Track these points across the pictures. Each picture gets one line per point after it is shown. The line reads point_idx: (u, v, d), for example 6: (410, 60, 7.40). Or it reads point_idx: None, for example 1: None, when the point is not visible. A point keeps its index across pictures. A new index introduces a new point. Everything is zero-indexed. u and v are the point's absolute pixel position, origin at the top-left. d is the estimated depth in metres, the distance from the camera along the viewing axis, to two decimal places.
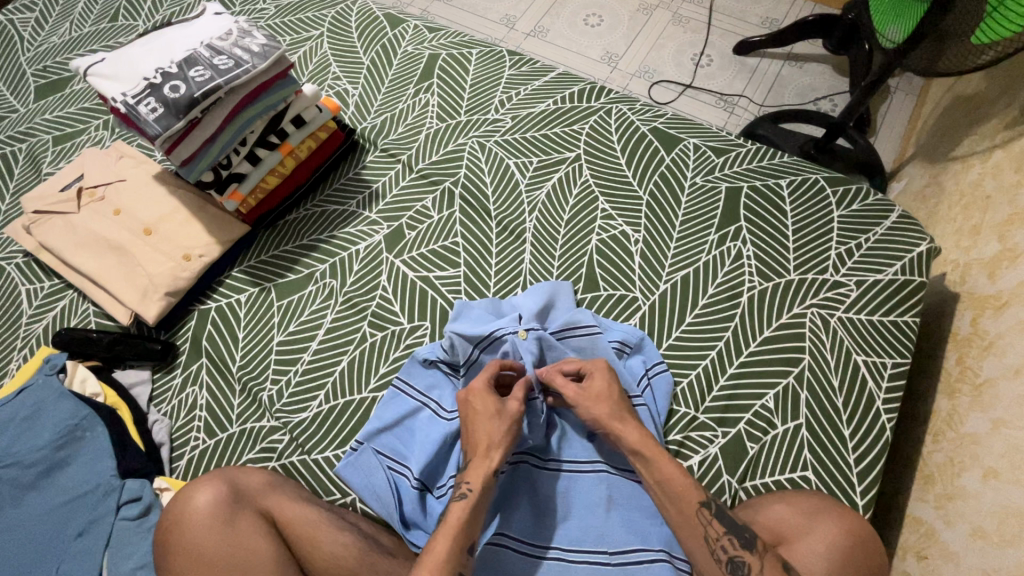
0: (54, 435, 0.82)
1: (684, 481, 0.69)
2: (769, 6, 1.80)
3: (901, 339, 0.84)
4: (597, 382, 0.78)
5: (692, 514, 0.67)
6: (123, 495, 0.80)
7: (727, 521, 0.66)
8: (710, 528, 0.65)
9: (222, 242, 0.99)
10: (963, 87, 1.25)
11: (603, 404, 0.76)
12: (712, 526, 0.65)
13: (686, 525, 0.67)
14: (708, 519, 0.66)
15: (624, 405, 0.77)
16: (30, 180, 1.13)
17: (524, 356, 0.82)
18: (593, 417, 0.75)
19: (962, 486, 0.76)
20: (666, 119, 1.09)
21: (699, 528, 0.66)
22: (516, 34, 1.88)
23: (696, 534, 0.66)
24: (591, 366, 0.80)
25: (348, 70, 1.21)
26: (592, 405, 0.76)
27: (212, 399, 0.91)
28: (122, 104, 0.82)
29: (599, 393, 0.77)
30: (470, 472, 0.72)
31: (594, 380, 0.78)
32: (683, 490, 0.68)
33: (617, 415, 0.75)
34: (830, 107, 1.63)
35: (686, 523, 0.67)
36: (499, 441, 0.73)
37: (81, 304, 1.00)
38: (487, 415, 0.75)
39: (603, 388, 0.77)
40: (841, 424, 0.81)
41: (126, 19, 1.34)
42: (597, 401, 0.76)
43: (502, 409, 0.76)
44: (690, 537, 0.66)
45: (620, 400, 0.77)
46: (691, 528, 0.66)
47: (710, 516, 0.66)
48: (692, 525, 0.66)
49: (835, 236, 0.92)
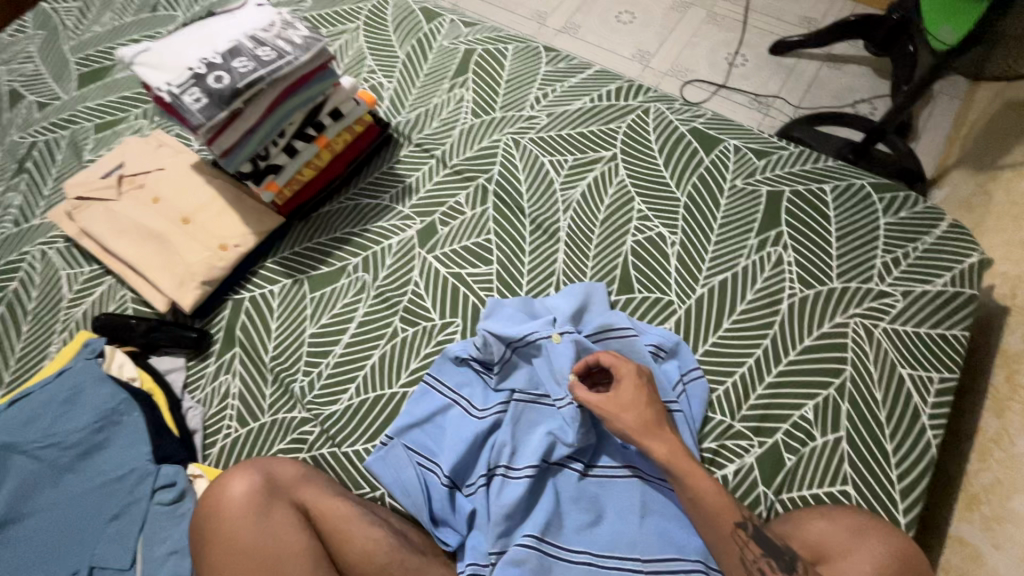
0: (93, 418, 0.84)
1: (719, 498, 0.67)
2: (808, 6, 1.76)
3: (949, 353, 0.81)
4: (624, 389, 0.74)
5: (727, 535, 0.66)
6: (158, 479, 0.81)
7: (765, 541, 0.66)
8: (746, 549, 0.65)
9: (257, 233, 0.99)
10: (1015, 91, 1.20)
11: (632, 413, 0.73)
12: (748, 548, 0.65)
13: (723, 548, 0.66)
14: (744, 540, 0.65)
15: (652, 413, 0.73)
16: (71, 166, 1.15)
17: (558, 358, 0.80)
18: (621, 426, 0.72)
19: (1013, 508, 0.73)
20: (706, 120, 1.06)
21: (735, 548, 0.65)
22: (548, 30, 1.86)
23: (732, 553, 0.65)
24: (621, 370, 0.76)
25: (384, 64, 1.21)
26: (621, 412, 0.73)
27: (245, 388, 0.92)
28: (167, 93, 0.82)
29: (627, 396, 0.74)
30: None
31: (623, 386, 0.75)
32: (719, 508, 0.67)
33: (648, 426, 0.72)
34: (870, 110, 1.59)
35: (723, 542, 0.66)
36: None
37: (118, 290, 1.01)
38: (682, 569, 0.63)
39: (630, 396, 0.74)
40: (884, 438, 0.78)
41: (166, 9, 1.36)
42: (624, 411, 0.73)
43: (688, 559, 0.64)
44: (726, 556, 0.66)
45: (650, 406, 0.73)
46: (727, 548, 0.65)
47: (746, 536, 0.66)
48: (728, 546, 0.65)
49: (881, 244, 0.90)
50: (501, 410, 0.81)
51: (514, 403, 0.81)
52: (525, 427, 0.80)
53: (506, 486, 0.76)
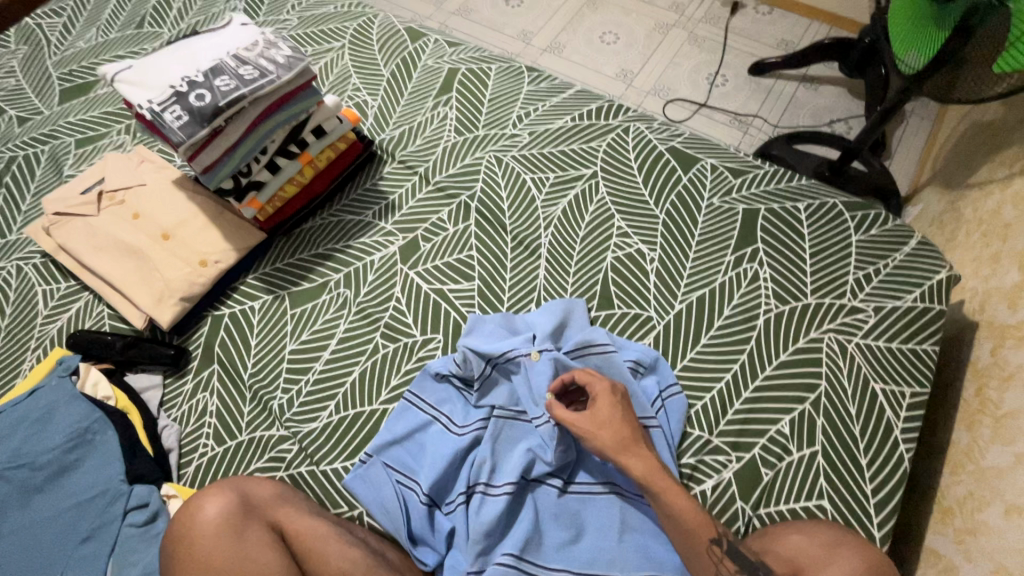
0: (65, 437, 0.84)
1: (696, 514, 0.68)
2: (784, 28, 1.81)
3: (920, 368, 0.83)
4: (600, 406, 0.75)
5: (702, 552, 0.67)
6: (131, 500, 0.80)
7: (740, 557, 0.66)
8: (722, 566, 0.66)
9: (238, 250, 0.99)
10: (981, 113, 1.25)
11: (608, 430, 0.73)
12: (723, 564, 0.66)
13: (698, 564, 0.67)
14: (720, 556, 0.66)
15: (626, 430, 0.73)
16: (51, 182, 1.14)
17: (539, 376, 0.81)
18: (596, 443, 0.73)
19: (984, 521, 0.74)
20: (684, 139, 1.09)
21: (710, 565, 0.66)
22: (533, 49, 1.90)
23: (707, 569, 0.66)
24: (596, 388, 0.76)
25: (369, 82, 1.23)
26: (598, 430, 0.73)
27: (222, 405, 0.90)
28: (147, 111, 0.82)
29: (604, 412, 0.74)
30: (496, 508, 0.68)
31: (598, 404, 0.75)
32: (696, 525, 0.67)
33: (625, 442, 0.72)
34: (845, 129, 1.63)
35: (698, 560, 0.66)
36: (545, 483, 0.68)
37: (95, 306, 1.00)
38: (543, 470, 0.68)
39: (607, 413, 0.74)
40: (858, 452, 0.79)
41: (152, 26, 1.38)
42: (601, 428, 0.73)
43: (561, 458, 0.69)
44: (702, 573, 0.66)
45: (626, 423, 0.74)
46: (703, 565, 0.66)
47: (721, 552, 0.66)
48: (703, 562, 0.66)
49: (853, 260, 0.92)
50: (481, 427, 0.81)
51: (494, 420, 0.80)
52: (505, 445, 0.80)
53: (485, 504, 0.75)
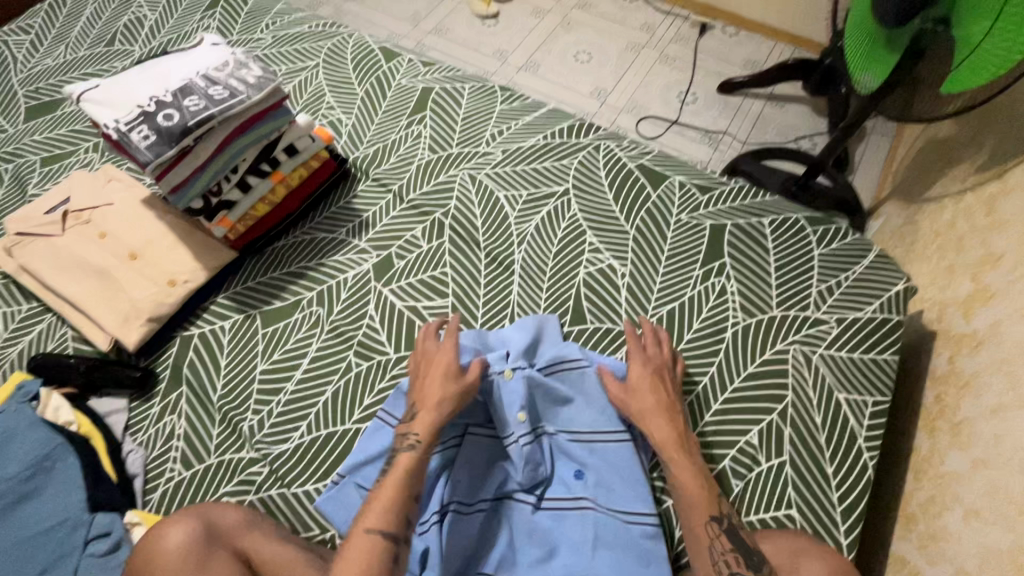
0: (23, 465, 0.81)
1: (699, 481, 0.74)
2: (750, 49, 1.88)
3: (880, 378, 0.86)
4: (636, 376, 0.83)
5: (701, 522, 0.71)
6: (92, 529, 0.77)
7: (736, 539, 0.69)
8: (717, 541, 0.69)
9: (208, 268, 0.98)
10: (934, 131, 1.31)
11: (640, 396, 0.81)
12: (718, 540, 0.69)
13: (694, 535, 0.71)
14: (716, 532, 0.70)
15: (656, 401, 0.80)
16: (14, 201, 1.12)
17: (512, 393, 0.80)
18: (625, 407, 0.81)
19: (944, 525, 0.77)
20: (653, 157, 1.12)
21: (706, 538, 0.70)
22: (508, 67, 1.94)
23: (702, 542, 0.70)
24: (633, 360, 0.84)
25: (343, 100, 1.24)
26: (633, 396, 0.81)
27: (190, 428, 0.88)
28: (114, 131, 0.81)
29: (445, 383, 0.79)
30: (416, 422, 0.77)
31: (633, 373, 0.83)
32: (700, 496, 0.73)
33: (659, 407, 0.80)
34: (810, 146, 1.69)
35: (697, 533, 0.70)
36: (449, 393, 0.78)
37: (58, 328, 0.97)
38: (442, 375, 0.80)
39: (444, 364, 0.81)
40: (824, 462, 0.81)
41: (123, 44, 1.37)
42: (635, 394, 0.81)
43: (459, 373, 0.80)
44: (696, 546, 0.70)
45: (659, 394, 0.81)
46: (699, 537, 0.70)
47: (719, 530, 0.70)
48: (699, 534, 0.70)
49: (815, 273, 0.95)
50: (454, 445, 0.80)
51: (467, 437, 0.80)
52: (479, 463, 0.80)
53: (460, 522, 0.76)
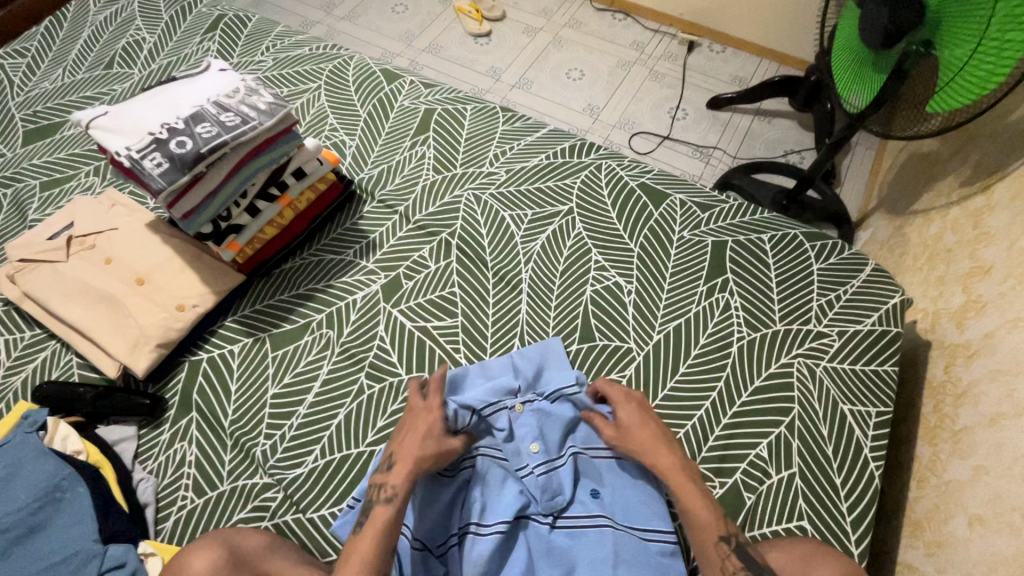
0: (32, 497, 0.80)
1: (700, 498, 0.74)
2: (737, 66, 1.94)
3: (882, 388, 0.89)
4: (623, 412, 0.83)
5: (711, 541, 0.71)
6: (105, 561, 0.75)
7: (747, 558, 0.69)
8: (728, 561, 0.69)
9: (215, 292, 0.98)
10: (918, 145, 1.36)
11: (633, 432, 0.81)
12: (729, 560, 0.69)
13: (705, 558, 0.71)
14: (726, 553, 0.70)
15: (653, 429, 0.81)
16: (14, 226, 1.11)
17: (523, 426, 0.83)
18: (622, 444, 0.81)
19: (950, 532, 0.79)
20: (653, 175, 1.15)
21: (716, 559, 0.70)
22: (501, 85, 1.97)
23: (714, 563, 0.70)
24: (616, 396, 0.85)
25: (346, 122, 1.25)
26: (627, 431, 0.81)
27: (202, 455, 0.88)
28: (126, 158, 0.81)
29: (422, 433, 0.79)
30: (393, 477, 0.75)
31: (621, 409, 0.83)
32: (707, 520, 0.72)
33: (651, 439, 0.80)
34: (798, 160, 1.74)
35: (706, 554, 0.70)
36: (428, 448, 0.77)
37: (63, 355, 0.96)
38: (424, 428, 0.79)
39: (426, 416, 0.81)
40: (833, 472, 0.83)
41: (122, 67, 1.37)
42: (627, 430, 0.81)
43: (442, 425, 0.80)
44: (708, 568, 0.70)
45: (650, 426, 0.81)
46: (710, 559, 0.70)
47: (728, 550, 0.70)
48: (710, 556, 0.70)
49: (816, 288, 0.98)
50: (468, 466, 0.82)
51: (479, 458, 0.82)
52: (494, 482, 0.80)
53: (477, 543, 0.75)
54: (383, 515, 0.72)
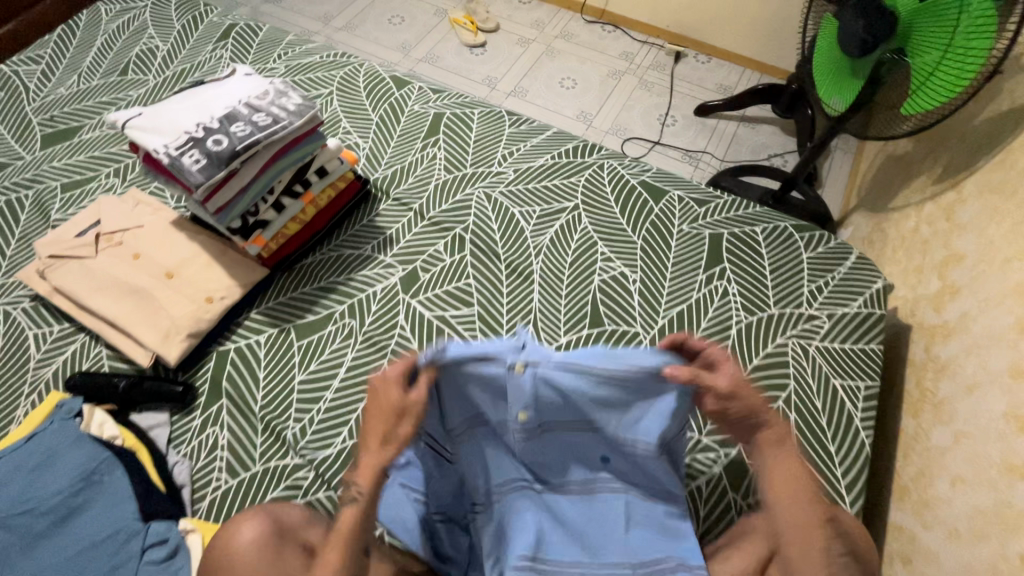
0: (73, 479, 0.83)
1: (795, 480, 0.70)
2: (722, 75, 2.04)
3: (869, 364, 0.96)
4: (725, 370, 0.70)
5: (817, 531, 0.68)
6: (148, 537, 0.79)
7: (843, 538, 0.70)
8: (830, 545, 0.68)
9: (241, 285, 1.02)
10: (893, 148, 1.46)
11: (741, 397, 0.69)
12: (832, 544, 0.68)
13: (807, 539, 0.68)
14: (831, 535, 0.68)
15: (759, 393, 0.71)
16: (37, 225, 1.14)
17: (519, 395, 0.69)
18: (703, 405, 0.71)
19: (935, 494, 0.86)
20: (652, 174, 1.22)
21: (820, 542, 0.67)
22: (498, 93, 2.04)
23: (817, 546, 0.67)
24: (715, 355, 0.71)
25: (358, 125, 1.31)
26: (735, 397, 0.69)
27: (234, 438, 0.92)
28: (164, 155, 0.86)
29: (387, 417, 0.69)
30: (360, 473, 0.70)
31: (723, 371, 0.70)
32: (811, 497, 0.70)
33: (761, 405, 0.70)
34: (782, 163, 1.84)
35: (813, 536, 0.67)
36: (396, 439, 0.70)
37: (93, 347, 0.99)
38: (389, 413, 0.69)
39: (389, 399, 0.69)
40: (827, 441, 0.90)
41: (136, 73, 1.41)
42: (736, 396, 0.69)
43: (409, 411, 0.69)
44: (804, 550, 0.67)
45: (756, 389, 0.71)
46: (813, 541, 0.67)
47: (833, 531, 0.69)
48: (815, 538, 0.67)
49: (806, 274, 1.06)
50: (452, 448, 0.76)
51: (462, 429, 0.74)
52: (483, 448, 0.76)
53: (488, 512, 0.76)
54: (348, 517, 0.69)
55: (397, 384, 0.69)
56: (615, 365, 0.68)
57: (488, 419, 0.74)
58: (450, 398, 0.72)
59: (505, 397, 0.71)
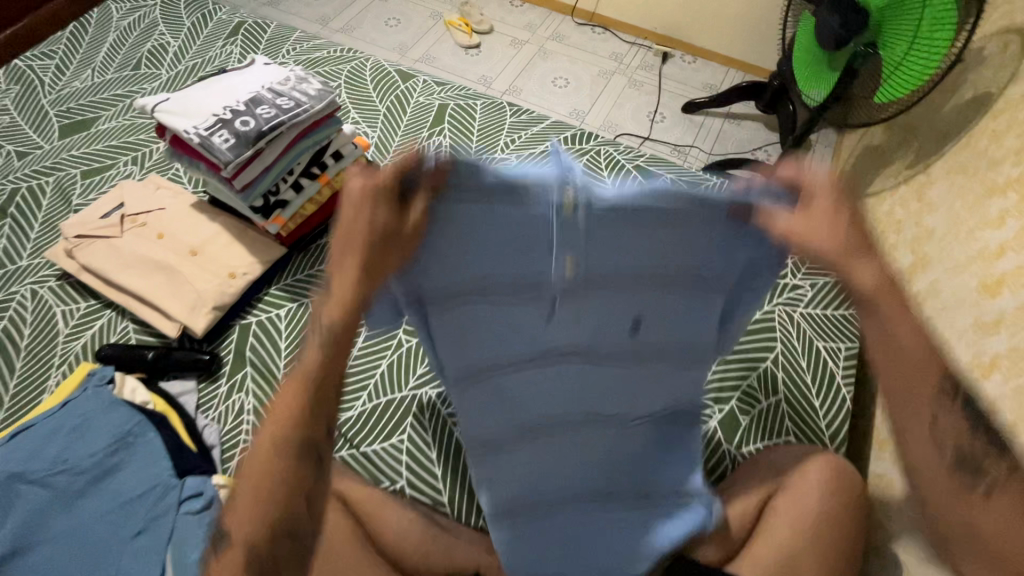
0: (109, 440, 0.88)
1: (913, 365, 0.54)
2: (707, 75, 2.14)
3: (848, 328, 1.04)
4: (819, 209, 0.48)
5: (924, 390, 0.54)
6: (183, 491, 0.86)
7: (970, 418, 0.54)
8: (942, 419, 0.54)
9: (262, 262, 1.07)
10: (869, 138, 1.56)
11: (834, 232, 0.48)
12: (943, 418, 0.54)
13: (915, 409, 0.54)
14: (945, 407, 0.54)
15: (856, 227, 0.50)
16: (59, 210, 1.18)
17: (534, 221, 0.46)
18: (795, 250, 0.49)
19: None
20: (646, 159, 1.30)
21: (930, 412, 0.54)
22: (494, 92, 2.12)
23: (925, 420, 0.54)
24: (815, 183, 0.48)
25: (367, 116, 1.37)
26: (829, 236, 0.48)
27: (259, 403, 0.97)
28: (195, 136, 0.92)
29: (341, 258, 0.46)
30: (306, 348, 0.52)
31: (816, 205, 0.48)
32: (920, 361, 0.54)
33: (858, 243, 0.50)
34: (765, 157, 1.94)
35: (919, 405, 0.54)
36: (354, 298, 0.47)
37: (120, 321, 1.04)
38: (341, 249, 0.46)
39: (347, 227, 0.45)
40: (812, 396, 0.98)
41: (149, 68, 1.46)
42: (836, 240, 0.48)
43: (364, 245, 0.45)
44: (911, 424, 0.55)
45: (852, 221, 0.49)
46: (921, 409, 0.54)
47: (949, 402, 0.54)
48: (924, 409, 0.54)
49: (790, 248, 1.14)
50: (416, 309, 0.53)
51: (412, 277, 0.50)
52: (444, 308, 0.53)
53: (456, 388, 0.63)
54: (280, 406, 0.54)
55: (393, 190, 0.44)
56: (658, 198, 0.45)
57: (497, 269, 0.50)
58: (456, 232, 0.48)
59: (533, 247, 0.48)
